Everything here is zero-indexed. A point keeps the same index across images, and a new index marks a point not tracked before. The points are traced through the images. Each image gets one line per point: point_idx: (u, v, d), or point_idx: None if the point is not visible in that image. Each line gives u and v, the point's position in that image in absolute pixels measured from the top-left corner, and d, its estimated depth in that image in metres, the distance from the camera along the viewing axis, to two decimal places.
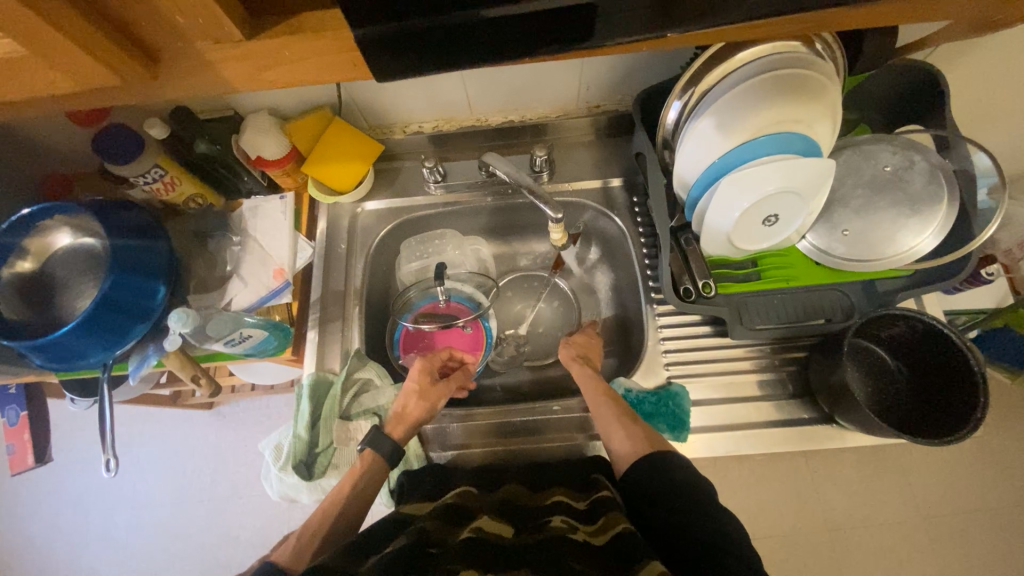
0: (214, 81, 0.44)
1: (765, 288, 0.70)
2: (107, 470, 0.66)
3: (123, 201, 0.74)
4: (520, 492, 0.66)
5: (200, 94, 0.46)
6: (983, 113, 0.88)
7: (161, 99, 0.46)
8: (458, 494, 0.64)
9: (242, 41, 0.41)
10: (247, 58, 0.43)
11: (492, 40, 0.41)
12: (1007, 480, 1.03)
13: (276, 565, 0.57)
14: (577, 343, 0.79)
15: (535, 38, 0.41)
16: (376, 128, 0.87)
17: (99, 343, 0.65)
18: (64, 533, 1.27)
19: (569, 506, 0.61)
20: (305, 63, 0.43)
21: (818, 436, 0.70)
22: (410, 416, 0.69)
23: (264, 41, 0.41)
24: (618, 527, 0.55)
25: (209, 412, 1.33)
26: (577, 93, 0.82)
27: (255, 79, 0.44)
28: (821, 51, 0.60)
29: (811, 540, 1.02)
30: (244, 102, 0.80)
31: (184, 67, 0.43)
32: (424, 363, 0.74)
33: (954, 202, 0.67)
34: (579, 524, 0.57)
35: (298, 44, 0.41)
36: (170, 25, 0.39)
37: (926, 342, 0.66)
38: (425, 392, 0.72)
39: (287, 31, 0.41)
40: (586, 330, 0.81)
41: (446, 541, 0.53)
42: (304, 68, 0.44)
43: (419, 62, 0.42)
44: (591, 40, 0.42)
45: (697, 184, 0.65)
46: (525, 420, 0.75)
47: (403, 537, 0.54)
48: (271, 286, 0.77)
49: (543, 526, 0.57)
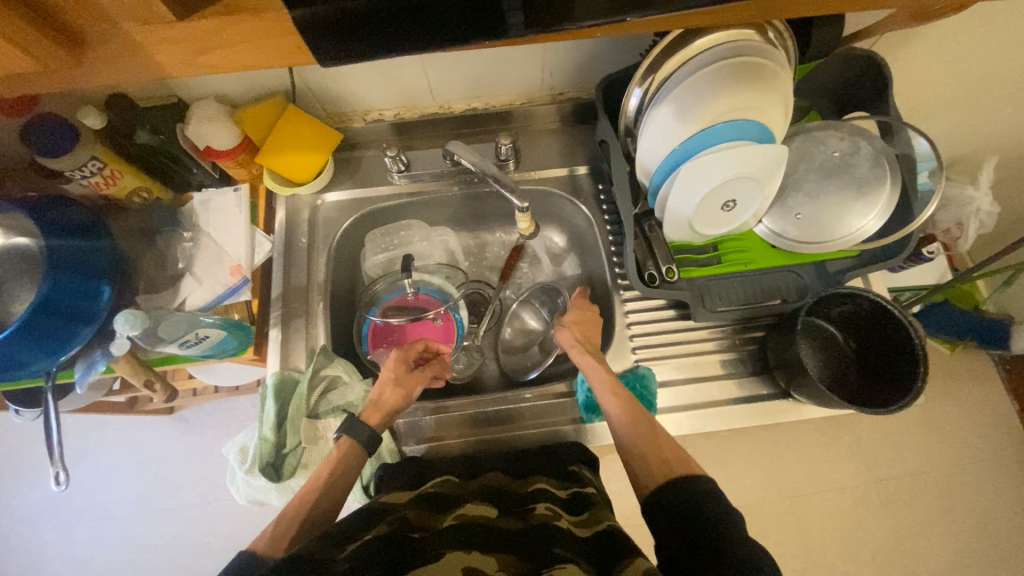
0: (144, 65, 0.41)
1: (725, 271, 0.73)
2: (57, 483, 0.63)
3: (57, 197, 0.69)
4: (502, 479, 0.66)
5: (132, 79, 0.43)
6: (923, 99, 0.93)
7: (90, 83, 0.43)
8: (439, 483, 0.64)
9: (172, 23, 0.38)
10: (180, 42, 0.40)
11: (446, 22, 0.40)
12: (947, 442, 1.12)
13: (253, 553, 0.56)
14: (576, 324, 0.75)
15: (491, 21, 0.40)
16: (335, 116, 0.84)
17: (40, 350, 0.61)
18: (18, 551, 1.20)
19: (551, 494, 0.62)
20: (246, 46, 0.41)
21: (777, 409, 0.73)
22: (386, 404, 0.69)
23: (199, 22, 0.38)
24: (603, 524, 0.57)
25: (171, 416, 1.28)
26: (541, 80, 0.81)
27: (190, 63, 0.41)
28: (773, 39, 0.62)
29: (775, 507, 1.08)
30: (188, 90, 0.75)
31: (113, 52, 0.40)
32: (399, 353, 0.74)
33: (896, 184, 0.71)
34: (563, 512, 0.59)
35: (241, 27, 0.39)
36: (90, 4, 0.37)
37: (872, 318, 0.70)
38: (401, 381, 0.72)
39: (221, 11, 0.38)
40: (579, 307, 0.77)
41: (428, 526, 0.55)
42: (244, 51, 0.41)
43: (371, 42, 0.41)
44: (546, 24, 0.42)
45: (658, 171, 0.66)
46: (497, 410, 0.76)
47: (384, 523, 0.55)
48: (228, 284, 0.74)
49: (527, 512, 0.58)
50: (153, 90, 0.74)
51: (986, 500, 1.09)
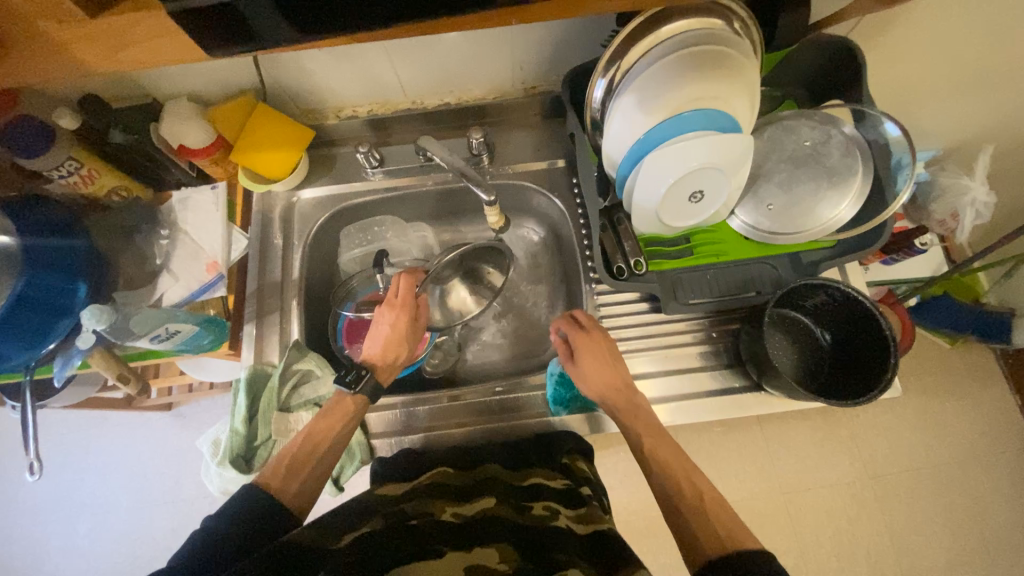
0: (69, 61, 0.42)
1: (697, 263, 0.72)
2: (30, 472, 0.64)
3: (36, 197, 0.70)
4: (500, 470, 0.67)
5: (56, 73, 0.43)
6: (908, 86, 0.91)
7: (14, 75, 0.43)
8: (434, 474, 0.65)
9: (85, 20, 0.38)
10: (97, 38, 0.40)
11: (366, 9, 0.39)
12: (943, 438, 1.10)
13: (261, 484, 0.59)
14: (593, 376, 0.67)
15: (414, 7, 0.40)
16: (309, 113, 0.84)
17: (17, 344, 0.63)
18: (24, 545, 1.23)
19: (549, 491, 0.63)
20: (163, 39, 0.41)
21: (752, 402, 0.73)
22: (400, 363, 0.74)
23: (110, 17, 0.38)
24: (603, 525, 0.58)
25: (168, 412, 1.31)
26: (512, 73, 0.81)
27: (113, 59, 0.42)
28: (738, 29, 0.61)
29: (767, 504, 1.07)
30: (160, 89, 0.76)
31: (32, 49, 0.40)
32: (406, 314, 0.71)
33: (868, 173, 0.70)
34: (560, 508, 0.60)
35: (149, 22, 0.39)
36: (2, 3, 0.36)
37: (845, 310, 0.69)
38: (410, 341, 0.73)
39: (133, 7, 0.38)
40: (596, 347, 0.69)
41: (427, 513, 0.56)
42: (161, 45, 0.41)
43: (284, 22, 0.40)
44: (465, 10, 0.41)
45: (624, 162, 0.65)
46: (488, 399, 0.78)
47: (382, 515, 0.55)
48: (203, 280, 0.76)
49: (525, 510, 0.59)
50: (125, 91, 0.75)
51: (983, 497, 1.07)
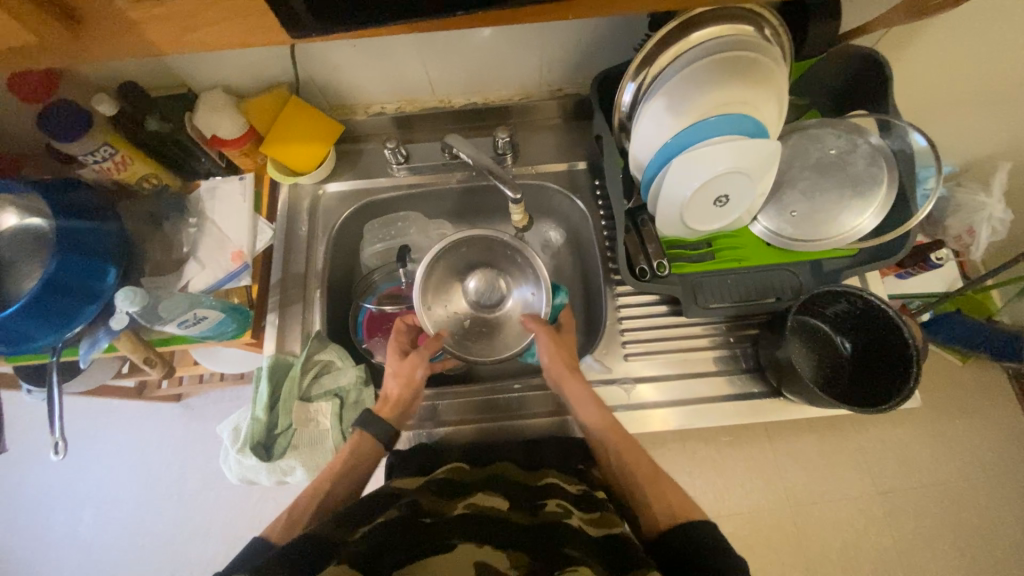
0: (138, 40, 0.46)
1: (718, 268, 0.73)
2: (55, 451, 0.65)
3: (68, 181, 0.71)
4: (513, 469, 0.67)
5: (123, 54, 0.47)
6: (929, 99, 0.92)
7: (87, 58, 0.48)
8: (448, 470, 0.66)
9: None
10: (169, 18, 0.44)
11: None
12: (955, 454, 1.09)
13: (267, 538, 0.59)
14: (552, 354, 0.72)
15: None
16: (338, 109, 0.86)
17: (47, 326, 0.64)
18: (27, 530, 1.24)
19: (563, 491, 0.62)
20: (228, 22, 0.45)
21: (769, 408, 0.73)
22: (393, 397, 0.71)
23: (179, 2, 0.43)
24: (615, 528, 0.56)
25: (177, 404, 1.31)
26: (539, 76, 0.82)
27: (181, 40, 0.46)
28: (770, 37, 0.62)
29: (774, 515, 1.06)
30: (197, 79, 0.77)
31: (106, 28, 0.44)
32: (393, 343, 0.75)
33: (891, 182, 0.71)
34: (573, 509, 0.58)
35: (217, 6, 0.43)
36: None
37: (866, 318, 0.69)
38: (400, 371, 0.72)
39: None
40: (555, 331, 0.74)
41: (439, 512, 0.55)
42: (224, 30, 0.46)
43: None
44: None
45: (650, 165, 0.66)
46: (503, 396, 0.78)
47: (396, 508, 0.56)
48: (228, 269, 0.74)
49: (538, 509, 0.58)
50: (163, 79, 0.77)
51: (994, 515, 1.06)
